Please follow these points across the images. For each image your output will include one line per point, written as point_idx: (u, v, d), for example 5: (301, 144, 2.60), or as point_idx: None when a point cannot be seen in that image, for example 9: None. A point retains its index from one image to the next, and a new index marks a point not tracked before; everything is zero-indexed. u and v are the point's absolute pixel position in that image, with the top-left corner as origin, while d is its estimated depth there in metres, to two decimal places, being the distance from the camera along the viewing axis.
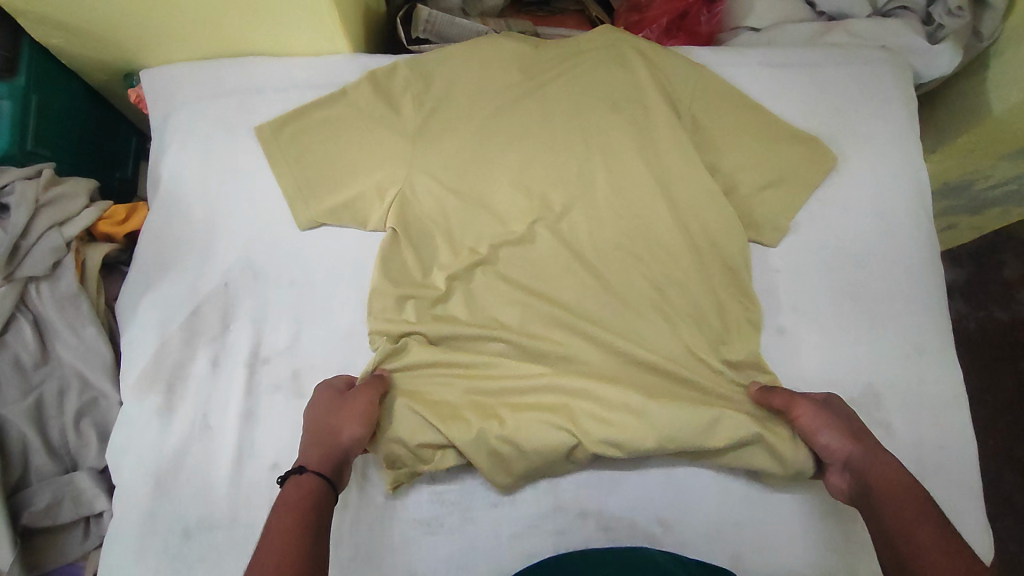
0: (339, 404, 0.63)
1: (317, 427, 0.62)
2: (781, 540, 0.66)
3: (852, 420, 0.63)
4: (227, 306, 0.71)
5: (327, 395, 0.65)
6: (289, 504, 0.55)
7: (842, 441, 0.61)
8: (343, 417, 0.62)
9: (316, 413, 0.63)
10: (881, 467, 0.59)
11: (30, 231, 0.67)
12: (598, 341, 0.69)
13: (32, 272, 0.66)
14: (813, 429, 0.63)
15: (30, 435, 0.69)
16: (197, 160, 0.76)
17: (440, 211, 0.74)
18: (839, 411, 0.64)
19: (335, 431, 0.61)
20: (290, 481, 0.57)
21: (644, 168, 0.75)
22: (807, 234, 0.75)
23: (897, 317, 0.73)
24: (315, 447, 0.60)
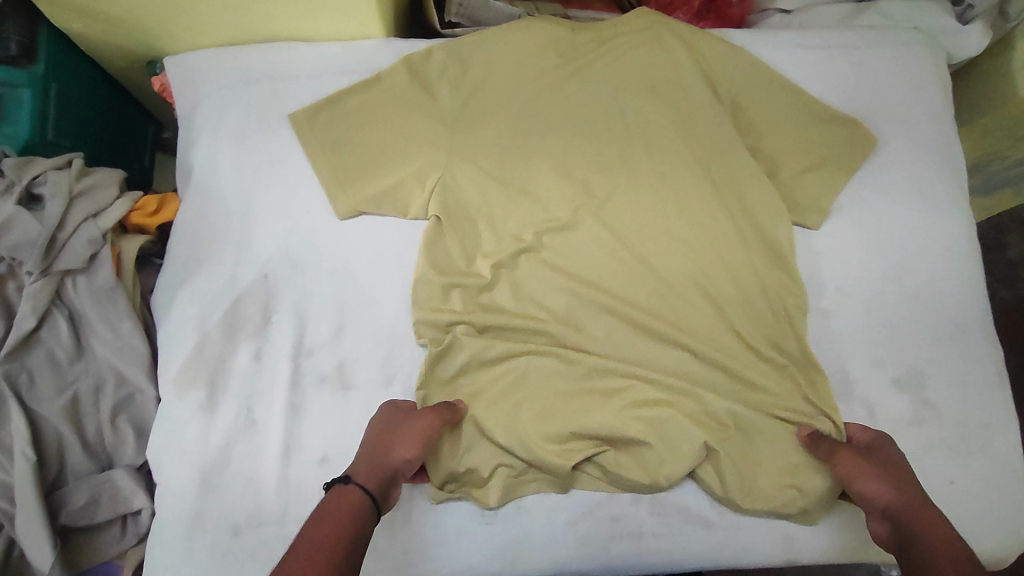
0: (395, 425, 0.62)
1: (373, 443, 0.60)
2: (831, 520, 0.67)
3: (902, 468, 0.61)
4: (268, 299, 0.69)
5: (386, 413, 0.63)
6: (330, 517, 0.52)
7: (886, 487, 0.59)
8: (400, 438, 0.60)
9: (373, 430, 0.62)
10: (925, 515, 0.56)
11: (66, 223, 0.64)
12: (646, 328, 0.69)
13: (70, 266, 0.63)
14: (853, 475, 0.61)
15: (67, 432, 0.67)
16: (229, 149, 0.73)
17: (483, 198, 0.72)
18: (889, 458, 0.62)
19: (391, 448, 0.59)
20: (334, 492, 0.55)
21: (686, 153, 0.75)
22: (849, 216, 0.75)
23: (939, 298, 0.73)
24: (367, 462, 0.58)
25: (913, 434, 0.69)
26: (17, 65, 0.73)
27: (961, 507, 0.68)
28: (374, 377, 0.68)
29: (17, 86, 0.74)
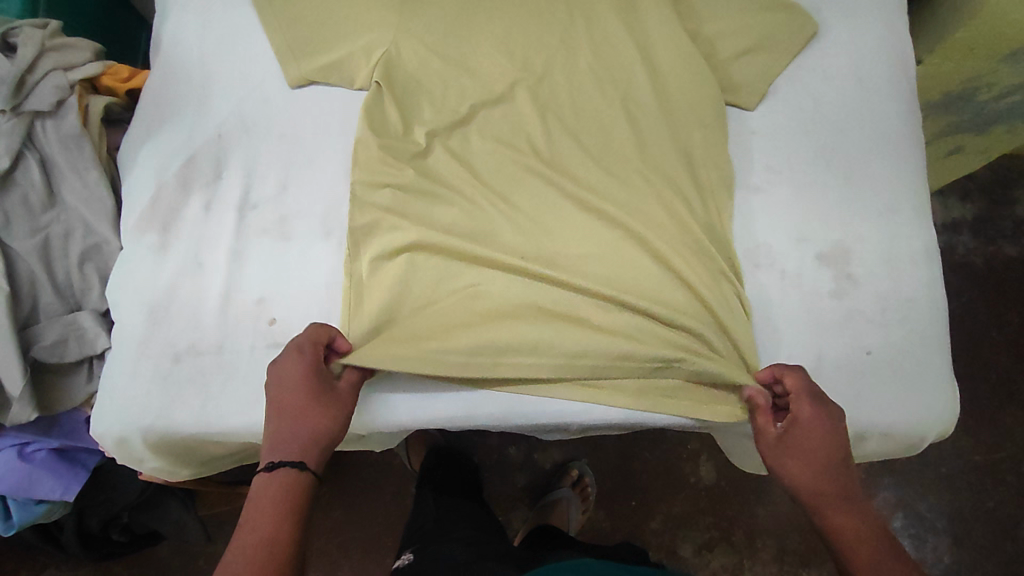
0: (319, 392, 0.60)
1: (308, 414, 0.59)
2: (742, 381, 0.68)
3: (821, 441, 0.60)
4: (220, 155, 0.75)
5: (304, 373, 0.60)
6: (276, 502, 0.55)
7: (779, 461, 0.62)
8: (337, 412, 0.60)
9: (295, 393, 0.59)
10: (827, 508, 0.59)
11: (35, 70, 0.73)
12: (572, 195, 0.72)
13: (37, 106, 0.72)
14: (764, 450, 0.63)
15: (39, 270, 0.73)
16: (195, 24, 0.79)
17: (424, 72, 0.76)
18: (811, 433, 0.61)
19: (326, 419, 0.59)
20: (278, 478, 0.56)
21: (626, 35, 0.77)
22: (786, 99, 0.76)
23: (871, 178, 0.74)
24: (311, 440, 0.59)
25: (834, 306, 0.70)
26: None
27: (876, 377, 0.68)
28: (312, 230, 0.73)
29: None
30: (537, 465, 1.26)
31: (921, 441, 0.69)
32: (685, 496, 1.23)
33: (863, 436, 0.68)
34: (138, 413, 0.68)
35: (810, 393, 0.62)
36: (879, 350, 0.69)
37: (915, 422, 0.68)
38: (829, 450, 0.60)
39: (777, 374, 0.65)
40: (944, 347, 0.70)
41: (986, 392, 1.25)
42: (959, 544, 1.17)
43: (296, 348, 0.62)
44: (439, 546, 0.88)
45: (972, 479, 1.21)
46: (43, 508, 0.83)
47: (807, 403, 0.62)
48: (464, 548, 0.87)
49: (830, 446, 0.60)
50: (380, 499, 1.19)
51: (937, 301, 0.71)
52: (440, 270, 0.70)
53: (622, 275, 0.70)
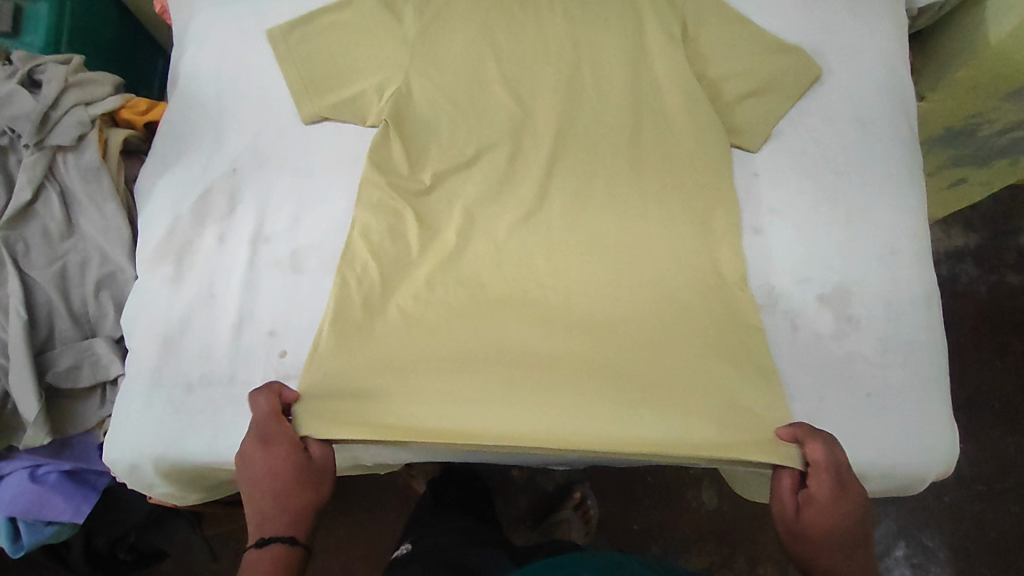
0: (303, 470, 0.62)
1: (291, 495, 0.61)
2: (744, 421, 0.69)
3: (839, 522, 0.59)
4: (234, 188, 0.76)
5: (286, 451, 0.62)
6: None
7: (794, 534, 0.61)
8: (315, 487, 0.63)
9: (280, 472, 0.61)
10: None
11: (58, 105, 0.75)
12: (574, 236, 0.75)
13: (60, 141, 0.74)
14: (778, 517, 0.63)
15: (55, 298, 0.76)
16: (212, 59, 0.82)
17: (433, 110, 0.78)
18: (829, 515, 0.59)
19: (314, 495, 0.63)
20: (265, 556, 0.59)
21: (631, 77, 0.79)
22: (787, 141, 0.78)
23: (871, 220, 0.75)
24: (296, 518, 0.61)
25: (833, 346, 0.71)
26: None
27: (875, 417, 0.69)
28: (322, 263, 0.74)
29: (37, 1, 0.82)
30: (539, 487, 1.26)
31: (919, 483, 0.70)
32: (687, 521, 1.24)
33: (862, 476, 0.69)
34: (150, 441, 0.69)
35: (834, 470, 0.60)
36: (878, 391, 0.70)
37: (914, 464, 0.68)
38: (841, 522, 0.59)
39: (798, 440, 0.63)
40: (943, 388, 0.71)
41: (989, 422, 1.26)
42: (960, 574, 1.17)
43: (273, 422, 0.63)
44: (437, 536, 0.93)
45: (975, 510, 1.21)
46: (52, 529, 0.84)
47: (827, 481, 0.60)
48: (461, 538, 0.92)
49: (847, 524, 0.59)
50: (382, 519, 1.20)
51: (935, 343, 0.72)
52: (445, 304, 0.72)
53: (623, 314, 0.72)
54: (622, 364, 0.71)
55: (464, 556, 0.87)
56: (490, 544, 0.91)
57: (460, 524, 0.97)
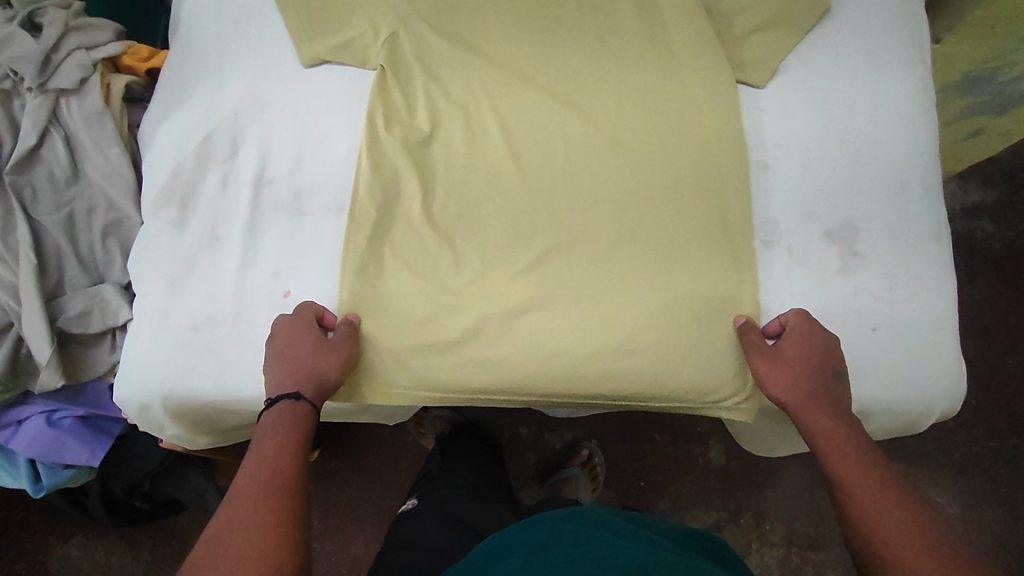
0: (317, 341, 0.67)
1: (301, 361, 0.66)
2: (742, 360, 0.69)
3: (817, 369, 0.65)
4: (236, 132, 0.76)
5: (302, 331, 0.67)
6: (278, 430, 0.62)
7: (786, 390, 0.65)
8: (328, 362, 0.67)
9: (295, 344, 0.67)
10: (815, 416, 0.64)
11: (60, 49, 0.75)
12: (576, 177, 0.74)
13: (61, 85, 0.74)
14: (760, 381, 0.67)
15: (63, 243, 0.77)
16: (212, 4, 0.81)
17: (431, 52, 0.77)
18: (809, 353, 0.66)
19: (324, 359, 0.66)
20: (275, 412, 0.63)
21: (633, 17, 0.78)
22: (796, 76, 0.76)
23: (883, 157, 0.73)
24: (304, 378, 0.66)
25: (840, 283, 0.70)
26: None
27: (881, 353, 0.69)
28: (326, 206, 0.74)
29: None
30: (547, 445, 1.27)
31: (924, 419, 0.70)
32: (695, 476, 1.24)
33: (866, 411, 0.70)
34: (159, 379, 0.71)
35: (806, 320, 0.68)
36: (884, 326, 0.69)
37: (920, 398, 0.69)
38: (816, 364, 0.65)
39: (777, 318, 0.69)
40: (951, 324, 0.70)
41: (1002, 379, 1.24)
42: (969, 529, 1.17)
43: (299, 316, 0.69)
44: (443, 491, 0.94)
45: (986, 465, 1.20)
46: (70, 472, 0.87)
47: (805, 326, 0.67)
48: (464, 495, 0.94)
49: (822, 369, 0.65)
50: (388, 475, 1.22)
51: (945, 280, 0.71)
52: (446, 245, 0.73)
53: (626, 255, 0.72)
54: (624, 302, 0.71)
55: (465, 514, 0.88)
56: (493, 501, 0.93)
57: (465, 481, 0.97)
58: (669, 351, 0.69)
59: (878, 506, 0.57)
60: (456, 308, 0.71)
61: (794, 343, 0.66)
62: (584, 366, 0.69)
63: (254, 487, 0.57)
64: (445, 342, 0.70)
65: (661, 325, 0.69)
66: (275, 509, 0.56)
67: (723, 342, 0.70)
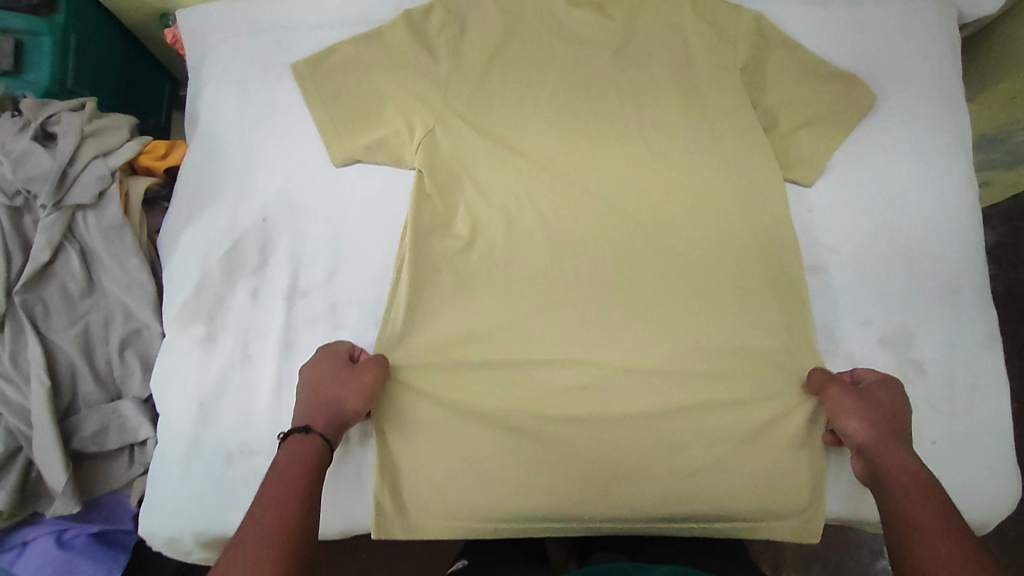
0: (339, 374, 0.65)
1: (321, 393, 0.64)
2: (788, 471, 0.69)
3: (895, 418, 0.65)
4: (265, 240, 0.72)
5: (328, 365, 0.66)
6: (285, 470, 0.57)
7: (867, 428, 0.64)
8: (346, 389, 0.64)
9: (321, 376, 0.65)
10: (888, 449, 0.62)
11: (76, 160, 0.69)
12: (622, 286, 0.73)
13: (81, 200, 0.69)
14: (837, 413, 0.65)
15: (79, 361, 0.72)
16: (232, 99, 0.77)
17: (467, 154, 0.74)
18: (882, 395, 0.66)
19: (346, 397, 0.64)
20: (286, 443, 0.60)
21: (678, 112, 0.75)
22: (843, 175, 0.75)
23: (932, 260, 0.73)
24: (319, 414, 0.63)
25: None
26: (38, 14, 0.76)
27: (940, 467, 0.68)
28: (364, 319, 0.72)
29: (40, 35, 0.77)
30: None
31: (985, 531, 0.69)
32: None
33: None
34: (192, 515, 0.67)
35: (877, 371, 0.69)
36: (944, 439, 0.69)
37: (979, 513, 0.68)
38: (893, 408, 0.65)
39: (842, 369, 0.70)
40: (1007, 434, 0.70)
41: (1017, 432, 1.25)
42: None
43: (327, 349, 0.68)
44: None
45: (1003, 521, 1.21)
46: None
47: (873, 373, 0.68)
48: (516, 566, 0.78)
49: (898, 418, 0.65)
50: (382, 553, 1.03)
51: (1000, 389, 0.70)
52: (488, 363, 0.71)
53: (678, 367, 0.71)
54: (672, 416, 0.70)
55: None
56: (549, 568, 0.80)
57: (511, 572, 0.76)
58: (721, 466, 0.69)
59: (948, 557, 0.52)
60: (503, 430, 0.69)
61: (876, 389, 0.67)
62: (635, 484, 0.69)
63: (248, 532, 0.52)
64: (493, 464, 0.69)
65: (711, 440, 0.69)
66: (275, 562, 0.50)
67: (775, 454, 0.69)
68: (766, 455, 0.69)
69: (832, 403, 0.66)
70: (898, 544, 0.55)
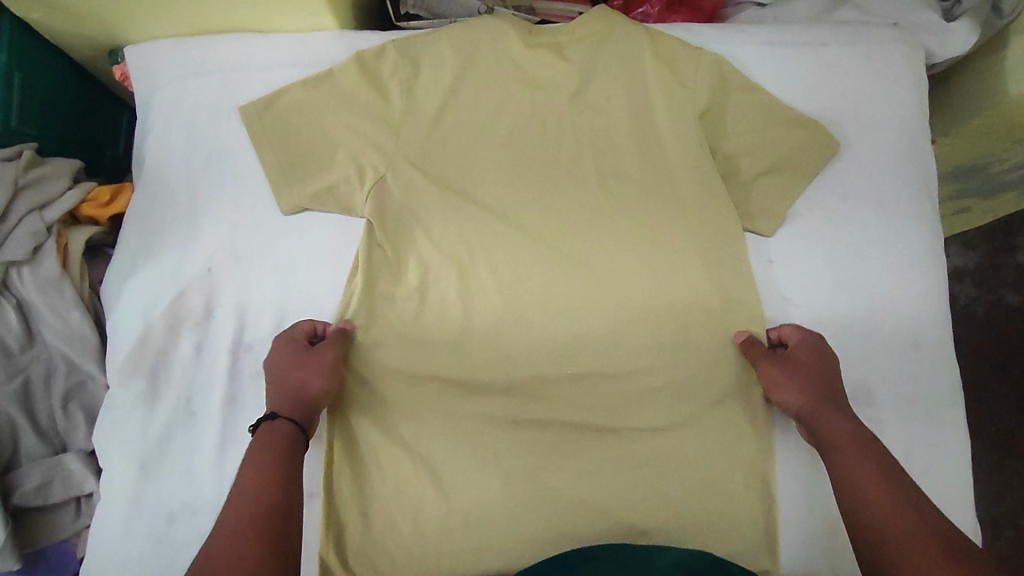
0: (299, 359, 0.65)
1: (284, 380, 0.63)
2: (745, 531, 0.67)
3: (829, 380, 0.65)
4: (210, 290, 0.71)
5: (289, 351, 0.65)
6: (261, 452, 0.56)
7: (800, 397, 0.64)
8: (308, 372, 0.63)
9: (282, 364, 0.64)
10: (820, 415, 0.62)
11: (10, 215, 0.68)
12: (575, 339, 0.72)
13: (12, 257, 0.66)
14: (770, 386, 0.66)
15: (18, 416, 0.69)
16: (178, 143, 0.75)
17: (420, 201, 0.72)
18: (805, 358, 0.66)
19: (311, 378, 0.63)
20: (258, 431, 0.59)
21: (636, 158, 0.74)
22: (805, 224, 0.73)
23: (895, 312, 0.71)
24: (285, 398, 0.62)
25: None
26: None
27: None
28: None
29: None
30: None
31: None
32: None
33: None
34: None
35: (801, 329, 0.69)
36: None
37: None
38: (818, 370, 0.65)
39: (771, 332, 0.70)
40: (969, 495, 0.68)
41: None
42: None
43: (288, 337, 0.66)
44: None
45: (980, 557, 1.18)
46: None
47: (797, 334, 0.68)
48: None
49: (826, 377, 0.65)
50: None
51: (962, 446, 0.69)
52: (438, 419, 0.69)
53: (631, 421, 0.70)
54: (624, 473, 0.69)
55: None
56: None
57: None
58: (676, 524, 0.67)
59: (888, 509, 0.54)
60: (453, 489, 0.68)
61: (802, 351, 0.67)
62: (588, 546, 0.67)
63: (234, 515, 0.51)
64: (442, 523, 0.67)
65: (665, 497, 0.68)
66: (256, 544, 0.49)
67: (731, 513, 0.68)
68: (723, 513, 0.68)
69: (763, 376, 0.66)
70: (848, 514, 0.56)
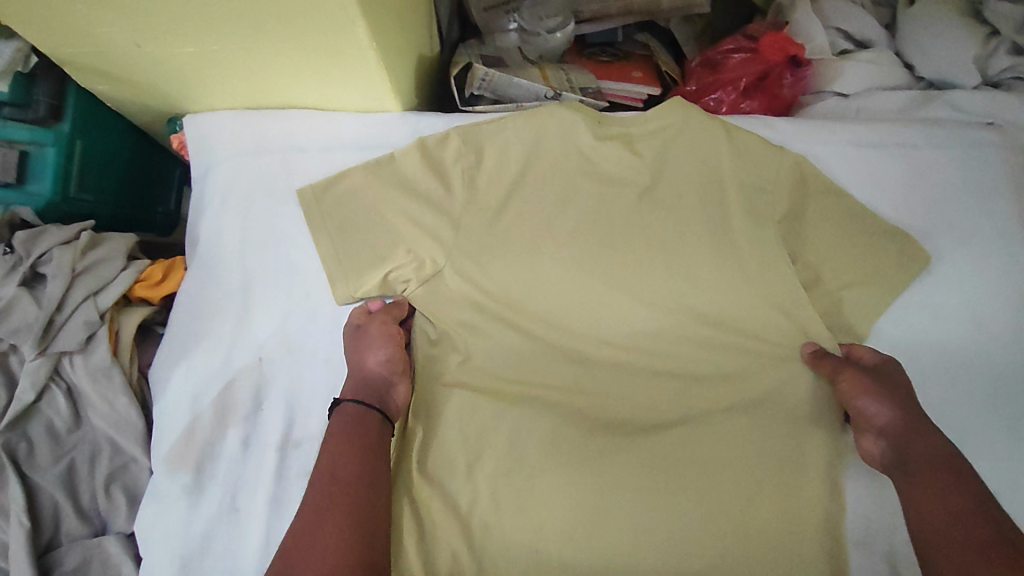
0: (356, 336, 0.67)
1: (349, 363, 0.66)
2: None
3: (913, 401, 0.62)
4: (260, 381, 0.69)
5: (350, 331, 0.68)
6: (334, 439, 0.59)
7: (890, 412, 0.60)
8: (363, 348, 0.66)
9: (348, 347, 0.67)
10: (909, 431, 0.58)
11: (65, 304, 0.68)
12: (641, 455, 0.65)
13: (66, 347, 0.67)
14: (857, 395, 0.62)
15: (61, 498, 0.68)
16: (234, 225, 0.73)
17: (478, 298, 0.69)
18: (890, 377, 0.63)
19: (367, 354, 0.66)
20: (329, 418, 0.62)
21: (709, 262, 0.69)
22: (890, 343, 0.68)
23: (985, 448, 0.66)
24: (350, 381, 0.65)
25: None
26: (44, 125, 0.75)
27: None
28: None
29: (43, 144, 0.76)
30: None
31: None
32: None
33: None
34: None
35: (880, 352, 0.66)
36: None
37: None
38: (902, 393, 0.61)
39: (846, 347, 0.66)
40: None
41: None
42: None
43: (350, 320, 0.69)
44: None
45: None
46: None
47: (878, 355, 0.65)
48: None
49: (910, 400, 0.61)
50: None
51: None
52: (487, 539, 0.62)
53: (705, 555, 0.61)
54: None
55: None
56: None
57: None
58: None
59: (971, 528, 0.50)
60: None
61: (885, 370, 0.63)
62: None
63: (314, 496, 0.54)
64: None
65: None
66: (337, 536, 0.52)
67: None
68: None
69: (848, 385, 0.62)
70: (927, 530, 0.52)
